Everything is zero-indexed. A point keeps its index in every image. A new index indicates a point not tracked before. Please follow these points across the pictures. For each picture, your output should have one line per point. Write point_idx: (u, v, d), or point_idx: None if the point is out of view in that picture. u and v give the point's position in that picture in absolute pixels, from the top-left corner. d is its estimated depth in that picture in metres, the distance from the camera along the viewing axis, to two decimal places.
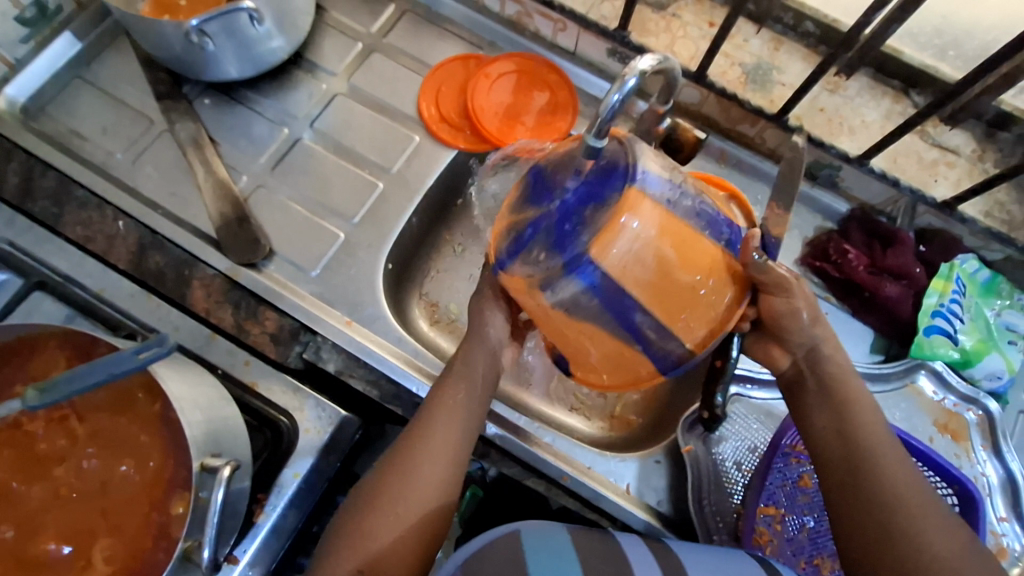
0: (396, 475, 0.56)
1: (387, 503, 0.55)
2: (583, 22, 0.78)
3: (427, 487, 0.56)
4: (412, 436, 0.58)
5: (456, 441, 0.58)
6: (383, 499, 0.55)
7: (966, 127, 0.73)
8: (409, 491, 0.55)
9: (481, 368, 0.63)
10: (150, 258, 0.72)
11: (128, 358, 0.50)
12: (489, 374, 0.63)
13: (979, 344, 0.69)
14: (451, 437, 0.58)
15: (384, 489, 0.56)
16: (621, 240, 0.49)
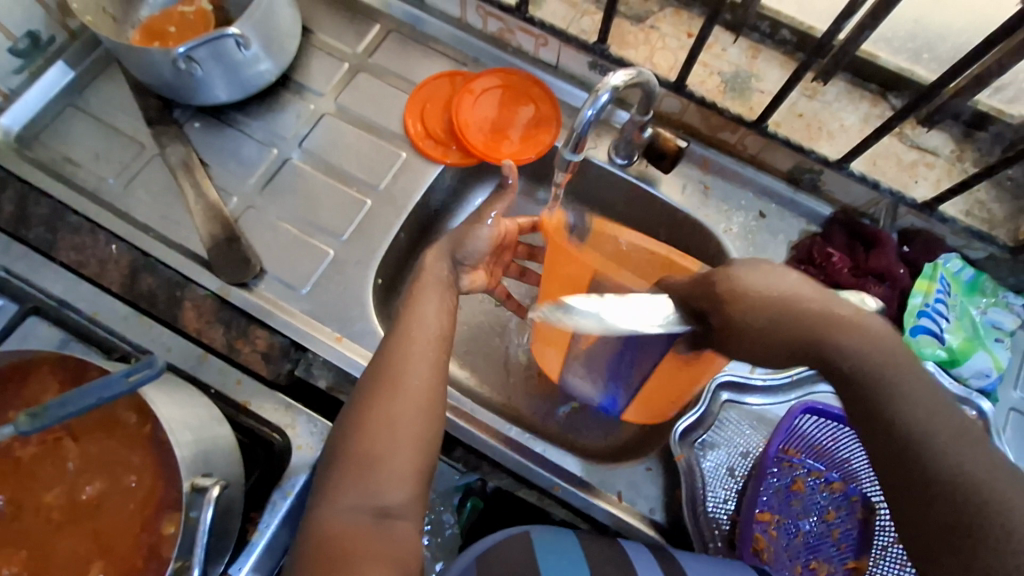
0: (388, 378, 0.55)
1: (381, 416, 0.53)
2: (563, 36, 0.79)
3: (421, 387, 0.55)
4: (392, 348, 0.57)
5: (439, 343, 0.58)
6: (375, 405, 0.54)
7: (944, 127, 0.74)
8: (403, 389, 0.55)
9: (447, 279, 0.64)
10: (142, 280, 0.73)
11: (119, 381, 0.50)
12: (448, 288, 0.63)
13: (965, 342, 0.69)
14: (438, 327, 0.59)
15: (381, 387, 0.55)
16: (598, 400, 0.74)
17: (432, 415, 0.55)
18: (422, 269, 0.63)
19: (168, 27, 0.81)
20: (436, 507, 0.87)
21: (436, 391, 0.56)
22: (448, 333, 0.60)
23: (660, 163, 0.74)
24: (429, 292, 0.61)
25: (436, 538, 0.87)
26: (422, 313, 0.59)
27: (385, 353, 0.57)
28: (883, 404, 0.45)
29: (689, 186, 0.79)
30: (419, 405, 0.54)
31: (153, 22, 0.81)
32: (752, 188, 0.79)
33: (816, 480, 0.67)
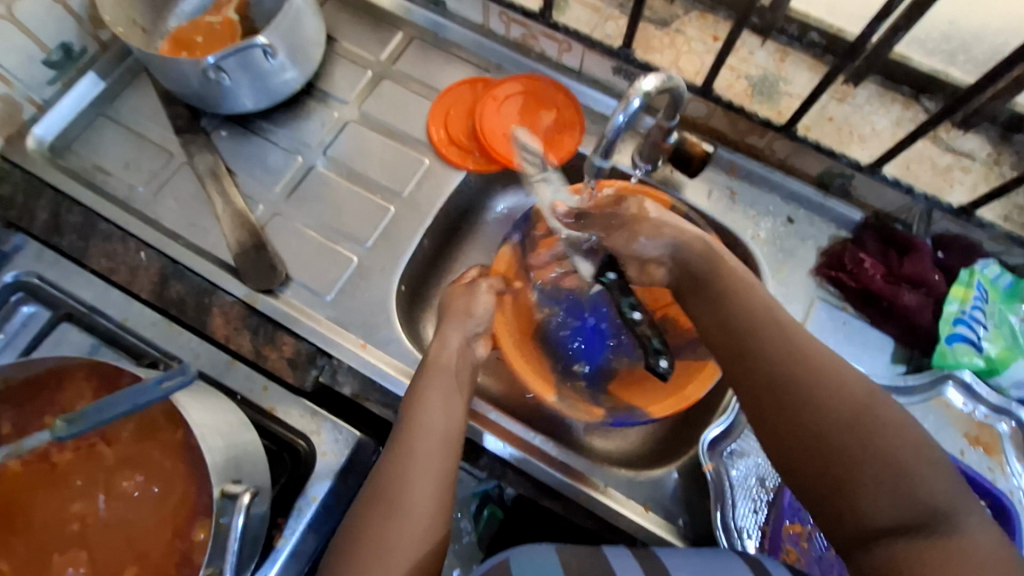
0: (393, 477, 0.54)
1: (382, 510, 0.53)
2: (588, 42, 0.79)
3: (422, 491, 0.54)
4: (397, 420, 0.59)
5: (445, 441, 0.58)
6: (376, 509, 0.53)
7: (980, 130, 0.72)
8: (404, 501, 0.53)
9: (457, 373, 0.64)
10: (171, 287, 0.73)
11: (152, 389, 0.51)
12: (456, 379, 0.63)
13: (1006, 351, 0.67)
14: (443, 426, 0.58)
15: (382, 497, 0.54)
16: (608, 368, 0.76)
17: (432, 519, 0.53)
18: (430, 359, 0.64)
19: (196, 37, 0.82)
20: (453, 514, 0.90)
21: (437, 503, 0.54)
22: (455, 431, 0.59)
23: (686, 167, 0.75)
24: (437, 390, 0.61)
25: (455, 544, 0.90)
26: (428, 413, 0.59)
27: (390, 456, 0.56)
28: (816, 409, 0.48)
29: (715, 191, 0.78)
30: (416, 517, 0.53)
31: (181, 32, 0.82)
32: (781, 193, 0.77)
33: None
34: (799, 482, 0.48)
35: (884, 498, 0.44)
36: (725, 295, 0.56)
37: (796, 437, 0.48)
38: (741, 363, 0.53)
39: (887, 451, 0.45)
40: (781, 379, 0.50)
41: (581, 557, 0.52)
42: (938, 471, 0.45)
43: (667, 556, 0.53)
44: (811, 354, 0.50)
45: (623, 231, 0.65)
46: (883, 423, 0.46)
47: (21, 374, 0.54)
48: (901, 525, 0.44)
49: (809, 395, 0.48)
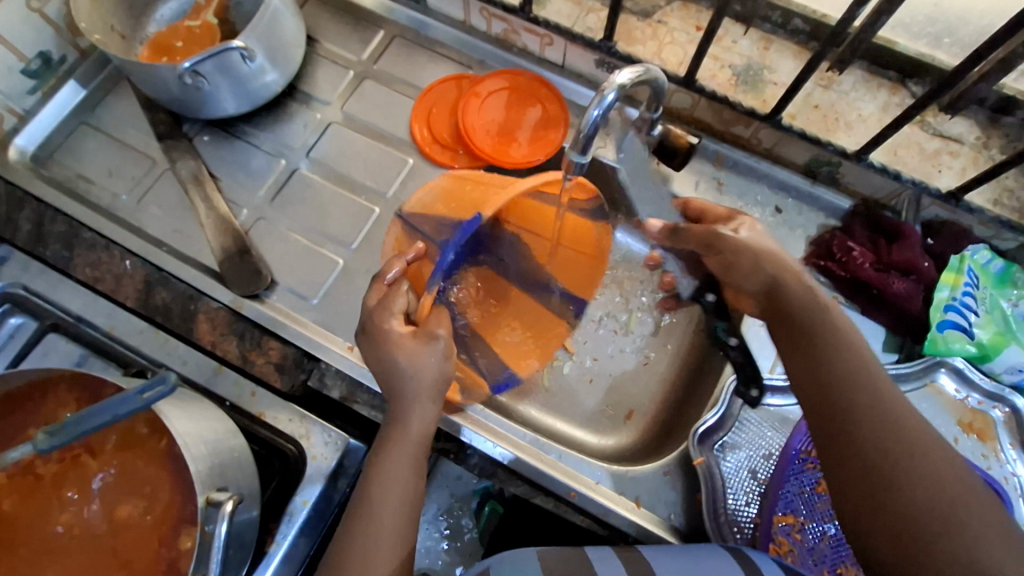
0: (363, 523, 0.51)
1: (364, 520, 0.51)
2: (569, 35, 0.78)
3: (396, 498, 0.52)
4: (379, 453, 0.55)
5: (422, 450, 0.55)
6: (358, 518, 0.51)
7: (968, 114, 0.71)
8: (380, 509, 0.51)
9: (438, 378, 0.56)
10: (156, 294, 0.73)
11: (132, 398, 0.50)
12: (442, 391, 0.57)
13: (998, 337, 0.67)
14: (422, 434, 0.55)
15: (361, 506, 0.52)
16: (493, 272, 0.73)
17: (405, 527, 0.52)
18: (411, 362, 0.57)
19: (176, 42, 0.82)
20: (454, 512, 0.91)
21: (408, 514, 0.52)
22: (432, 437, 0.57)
23: (671, 160, 0.73)
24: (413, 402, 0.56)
25: (456, 542, 0.90)
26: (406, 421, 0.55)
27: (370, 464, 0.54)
28: (884, 467, 0.48)
29: (702, 182, 0.78)
30: (386, 522, 0.51)
31: (161, 38, 0.82)
32: (768, 183, 0.76)
33: None
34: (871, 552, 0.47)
35: None
36: (812, 340, 0.54)
37: (874, 508, 0.47)
38: (827, 414, 0.52)
39: (961, 532, 0.44)
40: (853, 432, 0.50)
41: (562, 564, 0.51)
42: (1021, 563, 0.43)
43: (653, 556, 0.54)
44: (905, 417, 0.49)
45: (722, 257, 0.60)
46: (966, 506, 0.45)
47: (4, 386, 0.54)
48: None
49: (890, 462, 0.48)
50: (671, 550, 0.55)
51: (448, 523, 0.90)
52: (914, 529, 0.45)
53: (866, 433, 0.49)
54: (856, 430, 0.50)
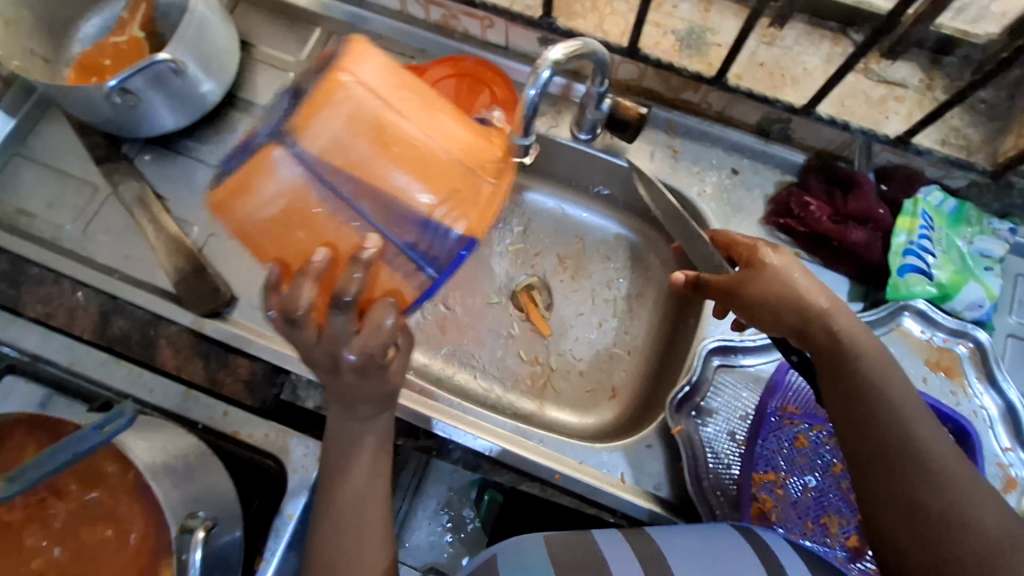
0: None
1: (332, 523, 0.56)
2: (509, 16, 0.76)
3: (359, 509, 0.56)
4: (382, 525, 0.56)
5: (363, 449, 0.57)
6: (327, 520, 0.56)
7: (910, 57, 0.71)
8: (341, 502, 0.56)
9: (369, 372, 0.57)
10: (113, 323, 0.72)
11: (91, 434, 0.49)
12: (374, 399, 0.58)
13: (955, 276, 0.68)
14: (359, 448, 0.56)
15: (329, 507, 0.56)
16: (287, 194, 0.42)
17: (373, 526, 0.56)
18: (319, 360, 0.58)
19: (103, 60, 0.78)
20: (454, 504, 0.91)
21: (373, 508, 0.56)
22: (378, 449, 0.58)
23: (623, 133, 0.73)
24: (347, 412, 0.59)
25: (459, 533, 0.90)
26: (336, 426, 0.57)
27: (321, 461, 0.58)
28: (904, 478, 0.50)
29: (658, 151, 0.77)
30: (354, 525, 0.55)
31: (87, 57, 0.78)
32: (723, 145, 0.76)
33: (819, 434, 0.66)
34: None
35: None
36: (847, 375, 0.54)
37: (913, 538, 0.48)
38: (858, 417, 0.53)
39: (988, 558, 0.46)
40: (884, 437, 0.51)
41: (569, 551, 0.50)
42: None
43: (662, 538, 0.54)
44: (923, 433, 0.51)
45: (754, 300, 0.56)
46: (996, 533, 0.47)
47: None
48: None
49: (925, 491, 0.49)
50: (681, 530, 0.55)
51: (448, 517, 0.91)
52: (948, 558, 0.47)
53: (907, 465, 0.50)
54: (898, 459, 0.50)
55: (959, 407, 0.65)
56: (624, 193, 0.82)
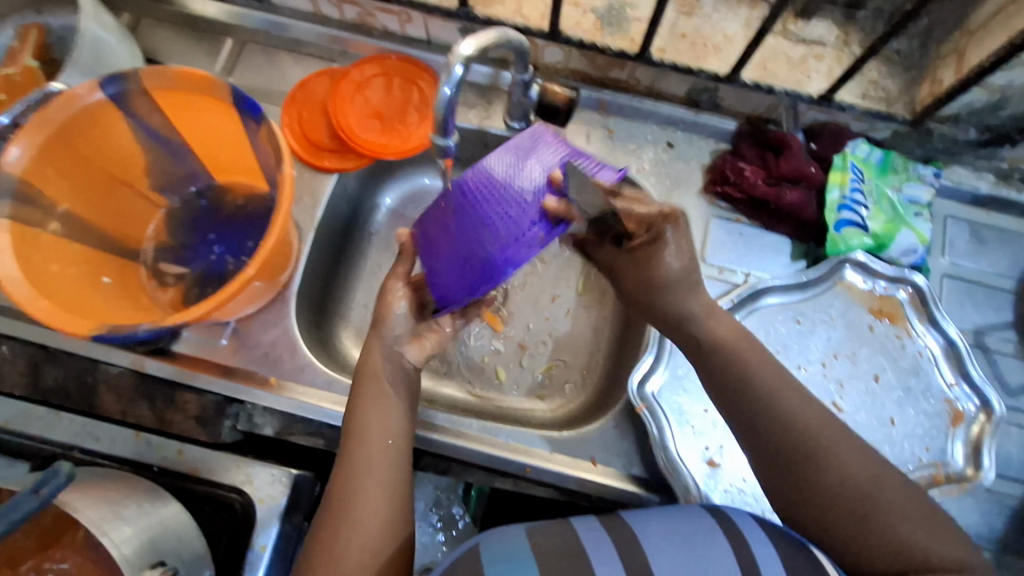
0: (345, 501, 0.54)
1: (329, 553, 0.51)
2: (424, 9, 0.74)
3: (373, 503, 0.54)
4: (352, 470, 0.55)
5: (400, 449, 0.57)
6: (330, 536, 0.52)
7: (825, 14, 0.72)
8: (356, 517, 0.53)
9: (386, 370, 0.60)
10: (46, 373, 0.67)
11: (27, 498, 0.47)
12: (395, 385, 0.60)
13: (889, 226, 0.70)
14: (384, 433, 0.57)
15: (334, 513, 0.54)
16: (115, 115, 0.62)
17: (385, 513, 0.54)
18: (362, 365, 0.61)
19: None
20: (442, 503, 0.85)
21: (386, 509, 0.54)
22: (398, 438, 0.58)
23: (555, 118, 0.72)
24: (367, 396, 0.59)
25: (451, 531, 0.84)
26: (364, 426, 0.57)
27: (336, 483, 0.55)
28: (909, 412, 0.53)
29: (592, 132, 0.77)
30: (372, 529, 0.53)
31: None
32: (656, 119, 0.76)
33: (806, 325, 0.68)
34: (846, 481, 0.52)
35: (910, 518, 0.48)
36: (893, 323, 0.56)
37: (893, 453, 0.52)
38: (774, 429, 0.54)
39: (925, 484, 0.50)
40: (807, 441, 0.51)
41: (548, 538, 0.49)
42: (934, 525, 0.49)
43: (635, 519, 0.51)
44: None
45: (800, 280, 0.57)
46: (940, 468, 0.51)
47: None
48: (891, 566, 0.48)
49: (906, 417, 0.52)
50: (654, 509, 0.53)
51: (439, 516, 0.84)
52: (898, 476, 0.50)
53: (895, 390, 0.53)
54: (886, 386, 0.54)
55: (904, 351, 0.69)
56: None
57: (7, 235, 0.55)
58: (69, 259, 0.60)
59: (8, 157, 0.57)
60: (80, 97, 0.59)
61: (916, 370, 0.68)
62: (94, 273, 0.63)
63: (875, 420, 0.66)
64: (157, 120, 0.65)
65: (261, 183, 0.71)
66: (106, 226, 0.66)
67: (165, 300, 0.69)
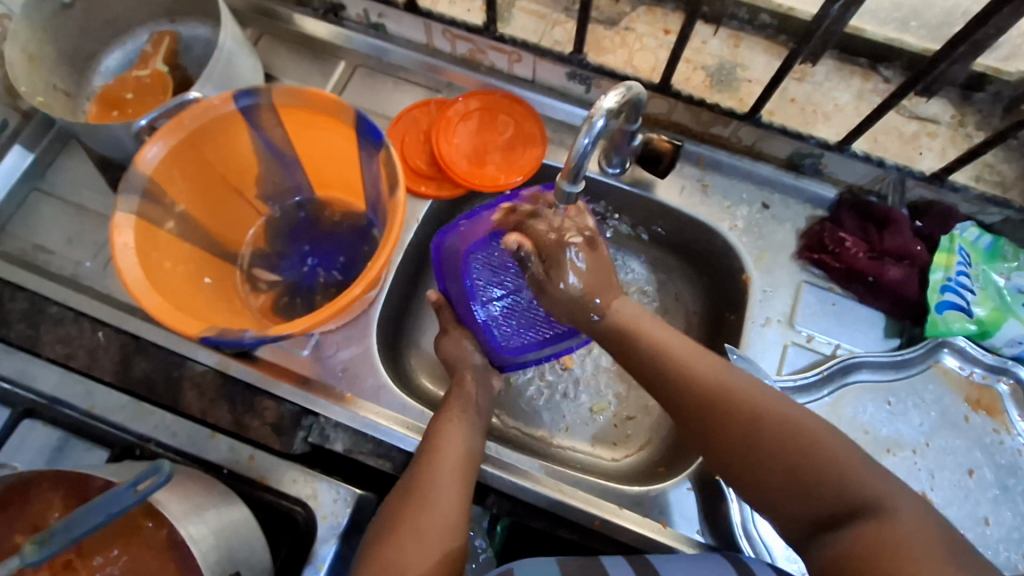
0: (417, 489, 0.57)
1: (410, 532, 0.54)
2: (537, 51, 0.76)
3: (451, 495, 0.57)
4: (430, 463, 0.58)
5: (473, 462, 0.60)
6: (408, 519, 0.55)
7: (941, 94, 0.71)
8: (435, 501, 0.56)
9: (476, 402, 0.66)
10: (135, 364, 0.69)
11: (126, 493, 0.47)
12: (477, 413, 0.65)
13: (995, 313, 0.67)
14: (465, 444, 0.61)
15: (415, 495, 0.56)
16: (244, 128, 0.66)
17: (460, 517, 0.56)
18: (450, 394, 0.66)
19: (126, 94, 0.77)
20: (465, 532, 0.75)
21: (462, 513, 0.56)
22: (477, 454, 0.61)
23: (656, 167, 0.71)
24: (457, 414, 0.63)
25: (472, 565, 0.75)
26: (450, 437, 0.61)
27: (413, 478, 0.58)
28: (743, 473, 0.51)
29: (686, 185, 0.76)
30: (449, 517, 0.55)
31: (109, 91, 0.77)
32: (752, 179, 0.76)
33: None
34: (749, 462, 0.50)
35: (805, 493, 0.48)
36: (668, 365, 0.54)
37: (745, 460, 0.50)
38: (726, 465, 0.52)
39: (798, 458, 0.48)
40: (769, 436, 0.50)
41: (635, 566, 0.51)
42: (845, 458, 0.48)
43: (658, 560, 0.53)
44: (748, 403, 0.51)
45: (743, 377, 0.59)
46: (778, 419, 0.50)
47: None
48: (835, 516, 0.47)
49: (741, 429, 0.51)
50: (683, 555, 0.54)
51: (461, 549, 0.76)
52: (788, 466, 0.49)
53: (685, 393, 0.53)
54: (669, 389, 0.54)
55: (1003, 448, 0.65)
56: (653, 227, 0.81)
57: (132, 231, 0.59)
58: (180, 257, 0.64)
59: (146, 155, 0.60)
60: (215, 107, 0.63)
61: (1014, 469, 0.64)
62: (198, 274, 0.65)
63: (967, 518, 0.62)
64: (277, 134, 0.68)
65: (361, 202, 0.72)
66: (212, 228, 0.69)
67: (257, 305, 0.71)
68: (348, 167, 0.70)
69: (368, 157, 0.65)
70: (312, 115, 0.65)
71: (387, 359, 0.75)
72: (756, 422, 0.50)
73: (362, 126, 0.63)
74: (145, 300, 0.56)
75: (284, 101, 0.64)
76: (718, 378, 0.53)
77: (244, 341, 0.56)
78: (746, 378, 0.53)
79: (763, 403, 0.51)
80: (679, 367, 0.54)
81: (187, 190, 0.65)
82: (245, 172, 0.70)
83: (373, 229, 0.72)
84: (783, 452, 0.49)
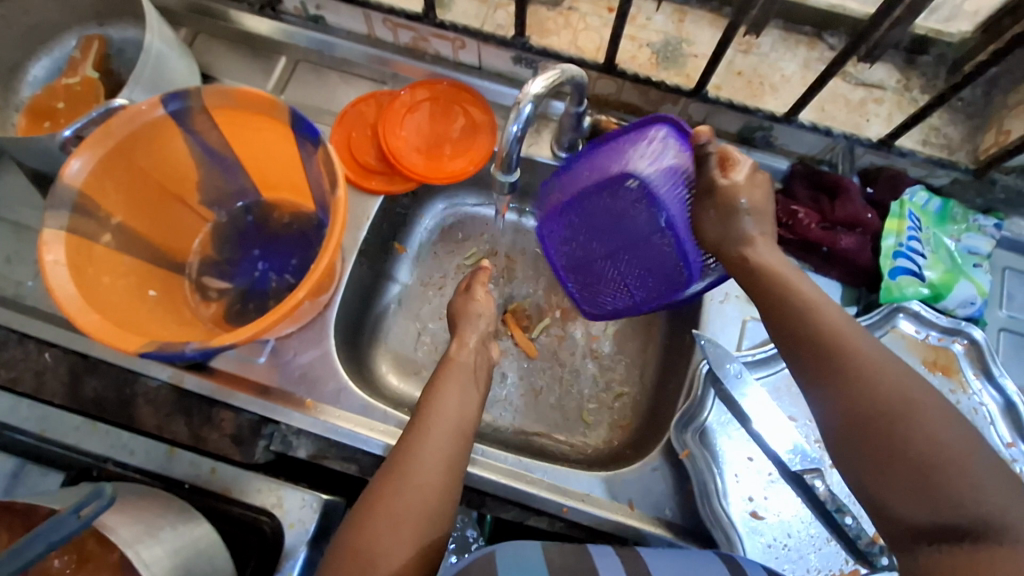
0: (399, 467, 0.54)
1: (386, 512, 0.52)
2: (479, 36, 0.74)
3: (436, 464, 0.55)
4: (418, 432, 0.57)
5: (463, 434, 0.58)
6: (387, 489, 0.53)
7: (886, 58, 0.71)
8: (414, 477, 0.53)
9: (470, 365, 0.65)
10: (86, 384, 0.67)
11: (69, 519, 0.46)
12: (474, 376, 0.64)
13: (946, 275, 0.68)
14: (460, 417, 0.59)
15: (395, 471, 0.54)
16: (177, 133, 0.63)
17: (441, 498, 0.54)
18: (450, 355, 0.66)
19: (55, 104, 0.73)
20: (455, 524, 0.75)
21: (446, 488, 0.54)
22: (470, 421, 0.60)
23: None
24: (453, 381, 0.62)
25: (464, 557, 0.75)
26: (444, 404, 0.59)
27: (404, 441, 0.57)
28: (869, 457, 0.45)
29: None
30: (430, 493, 0.53)
31: (37, 102, 0.74)
32: None
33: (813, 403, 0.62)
34: (875, 446, 0.44)
35: (909, 495, 0.43)
36: (809, 331, 0.49)
37: (881, 440, 0.44)
38: (847, 445, 0.46)
39: (918, 459, 0.42)
40: (903, 427, 0.43)
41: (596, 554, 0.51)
42: (973, 472, 0.41)
43: (650, 557, 0.52)
44: (893, 388, 0.44)
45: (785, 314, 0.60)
46: (922, 413, 0.43)
47: None
48: (942, 528, 0.42)
49: (885, 412, 0.44)
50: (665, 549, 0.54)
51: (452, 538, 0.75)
52: (910, 465, 0.43)
53: (832, 357, 0.47)
54: (814, 350, 0.48)
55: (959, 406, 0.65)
56: None
57: (62, 247, 0.56)
58: (120, 271, 0.61)
59: (71, 168, 0.58)
60: (142, 113, 0.60)
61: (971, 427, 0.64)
62: (142, 287, 0.63)
63: None
64: (213, 137, 0.65)
65: (307, 202, 0.71)
66: (152, 238, 0.67)
67: (208, 315, 0.69)
68: (292, 168, 0.68)
69: (307, 156, 0.63)
70: (247, 115, 0.63)
71: (349, 361, 0.74)
72: (892, 411, 0.44)
73: (298, 124, 0.61)
74: (79, 319, 0.54)
75: (216, 102, 0.62)
76: (861, 354, 0.47)
77: (186, 353, 0.54)
78: (901, 367, 0.46)
79: (907, 392, 0.45)
80: (831, 333, 0.48)
81: (122, 200, 0.63)
82: (182, 180, 0.68)
83: (323, 226, 0.70)
84: (915, 450, 0.43)
